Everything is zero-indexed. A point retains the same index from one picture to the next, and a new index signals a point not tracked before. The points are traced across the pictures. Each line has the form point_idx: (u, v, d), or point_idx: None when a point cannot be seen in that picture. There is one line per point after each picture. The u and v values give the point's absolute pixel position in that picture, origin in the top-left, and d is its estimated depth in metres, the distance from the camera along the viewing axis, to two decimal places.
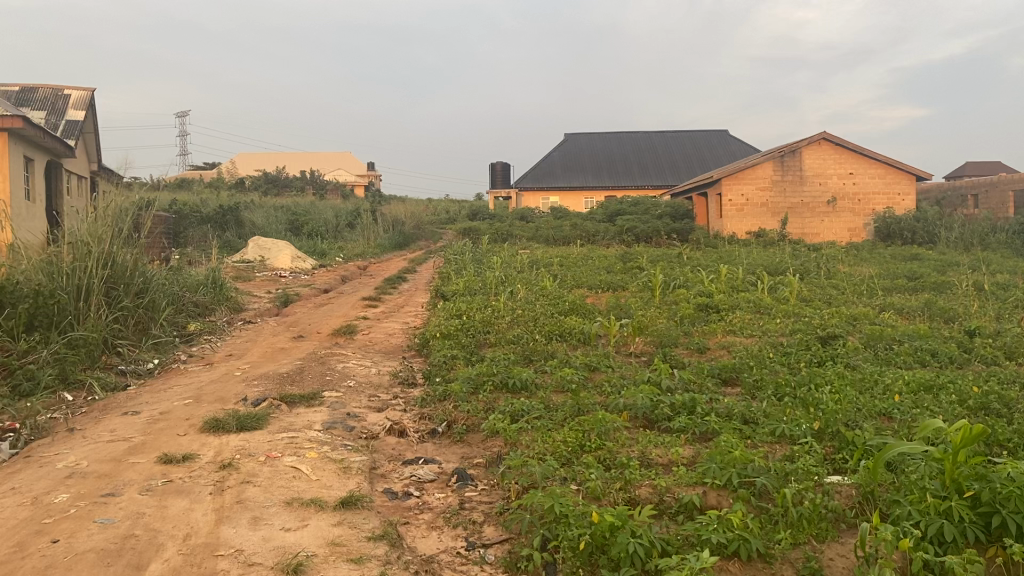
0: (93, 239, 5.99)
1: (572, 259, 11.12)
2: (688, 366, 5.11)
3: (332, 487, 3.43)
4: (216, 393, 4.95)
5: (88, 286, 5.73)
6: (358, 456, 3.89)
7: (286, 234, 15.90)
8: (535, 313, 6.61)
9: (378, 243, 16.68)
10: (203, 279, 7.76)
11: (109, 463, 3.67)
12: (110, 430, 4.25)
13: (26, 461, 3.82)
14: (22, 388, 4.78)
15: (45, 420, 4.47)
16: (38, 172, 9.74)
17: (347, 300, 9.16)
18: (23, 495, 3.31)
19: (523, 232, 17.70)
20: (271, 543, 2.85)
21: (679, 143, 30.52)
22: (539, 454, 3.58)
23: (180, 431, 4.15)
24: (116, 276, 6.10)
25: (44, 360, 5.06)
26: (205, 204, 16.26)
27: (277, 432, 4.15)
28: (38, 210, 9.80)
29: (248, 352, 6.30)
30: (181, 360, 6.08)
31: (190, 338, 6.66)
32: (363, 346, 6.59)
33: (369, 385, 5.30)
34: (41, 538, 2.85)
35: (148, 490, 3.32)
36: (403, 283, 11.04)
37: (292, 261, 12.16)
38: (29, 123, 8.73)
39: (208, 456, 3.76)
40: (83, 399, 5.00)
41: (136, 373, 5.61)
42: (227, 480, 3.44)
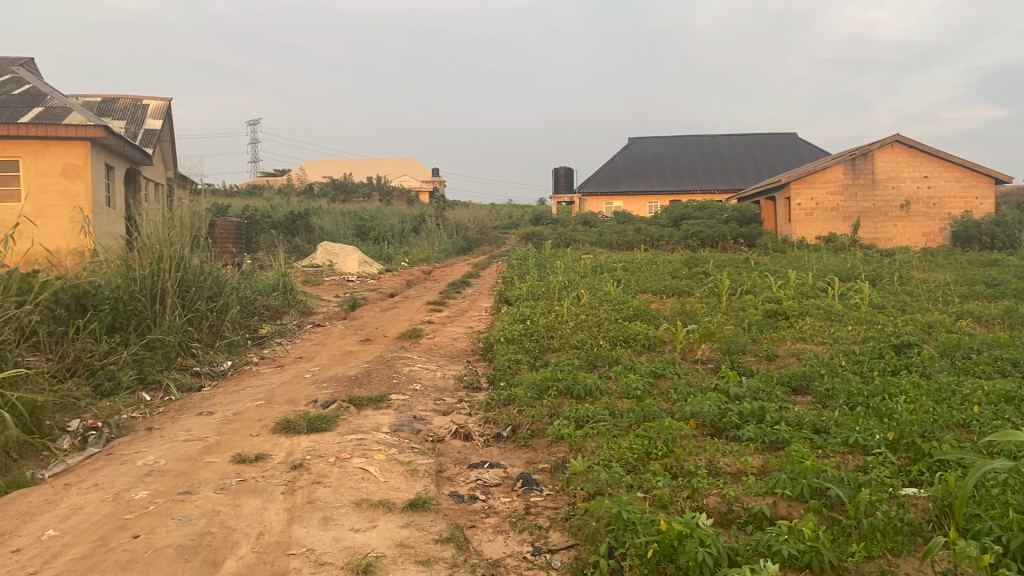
0: (167, 244, 6.17)
1: (638, 264, 11.05)
2: (756, 373, 5.03)
3: (399, 489, 3.47)
4: (287, 394, 5.07)
5: (162, 290, 5.92)
6: (424, 459, 3.93)
7: (352, 239, 16.16)
8: (600, 318, 6.59)
9: (442, 248, 16.84)
10: (273, 284, 7.95)
11: (186, 462, 3.78)
12: (186, 429, 4.39)
13: (108, 459, 3.98)
14: (103, 387, 4.97)
15: (126, 419, 4.65)
16: (118, 180, 10.11)
17: (412, 304, 9.27)
18: (105, 491, 3.44)
19: (587, 237, 17.64)
20: (341, 543, 2.90)
21: (746, 146, 30.06)
22: (605, 460, 3.56)
23: (253, 431, 4.26)
24: (190, 281, 6.27)
25: (123, 361, 5.26)
26: (275, 210, 16.65)
27: (346, 434, 4.23)
28: (118, 216, 10.17)
29: (317, 355, 6.44)
30: (253, 362, 6.25)
31: (262, 341, 6.83)
32: (428, 350, 6.66)
33: (436, 389, 5.35)
34: (123, 534, 2.96)
35: (222, 489, 3.41)
36: (467, 288, 11.12)
37: (359, 266, 12.36)
38: (111, 133, 9.08)
39: (280, 456, 3.84)
40: (161, 398, 5.18)
41: (210, 374, 5.78)
42: (298, 480, 3.51)
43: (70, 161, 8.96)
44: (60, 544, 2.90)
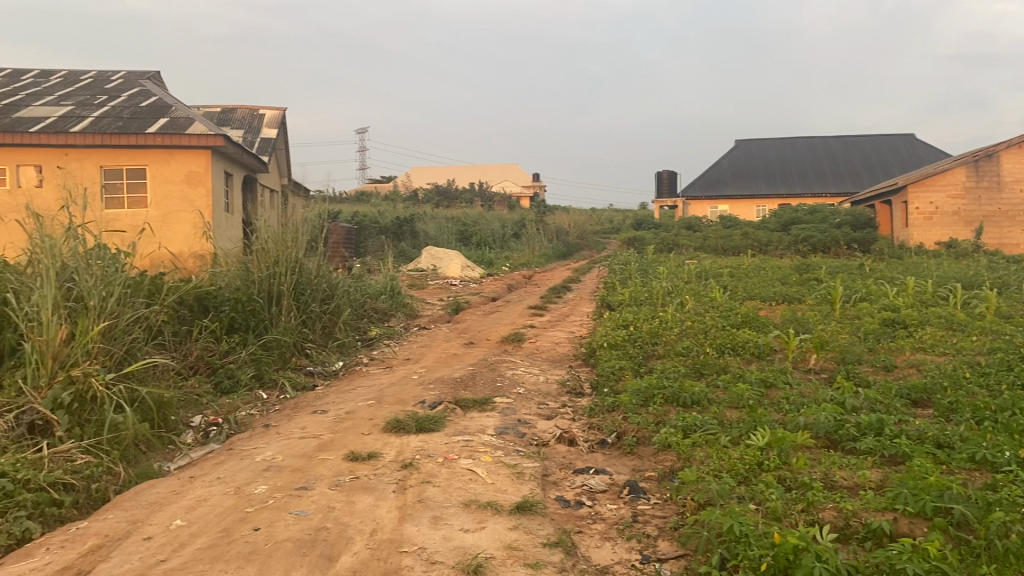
0: (284, 248, 6.42)
1: (744, 269, 10.80)
2: (873, 385, 4.83)
3: (506, 491, 3.50)
4: (395, 395, 5.18)
5: (279, 292, 6.16)
6: (530, 462, 3.94)
7: (456, 244, 16.40)
8: (707, 325, 6.47)
9: (543, 252, 16.89)
10: (381, 287, 8.16)
11: (302, 458, 3.92)
12: (300, 427, 4.55)
13: (229, 453, 4.16)
14: (224, 385, 5.22)
15: (245, 416, 4.86)
16: (237, 186, 10.57)
17: (514, 309, 9.33)
18: (228, 484, 3.60)
19: (690, 242, 17.37)
20: (451, 542, 2.95)
21: (860, 147, 28.98)
22: (714, 470, 3.50)
23: (364, 430, 4.37)
24: (304, 283, 6.50)
25: (242, 360, 5.50)
26: (382, 215, 17.08)
27: (453, 435, 4.29)
28: (236, 221, 10.63)
29: (423, 357, 6.56)
30: (363, 363, 6.42)
31: (371, 342, 7.01)
32: (531, 354, 6.69)
33: (539, 393, 5.36)
34: (245, 525, 3.09)
35: (336, 485, 3.52)
36: (568, 292, 11.11)
37: (462, 270, 12.53)
38: (230, 142, 9.51)
39: (390, 455, 3.93)
40: (276, 396, 5.38)
41: (322, 374, 5.97)
42: (408, 479, 3.59)
43: (193, 169, 9.41)
44: (186, 533, 3.06)
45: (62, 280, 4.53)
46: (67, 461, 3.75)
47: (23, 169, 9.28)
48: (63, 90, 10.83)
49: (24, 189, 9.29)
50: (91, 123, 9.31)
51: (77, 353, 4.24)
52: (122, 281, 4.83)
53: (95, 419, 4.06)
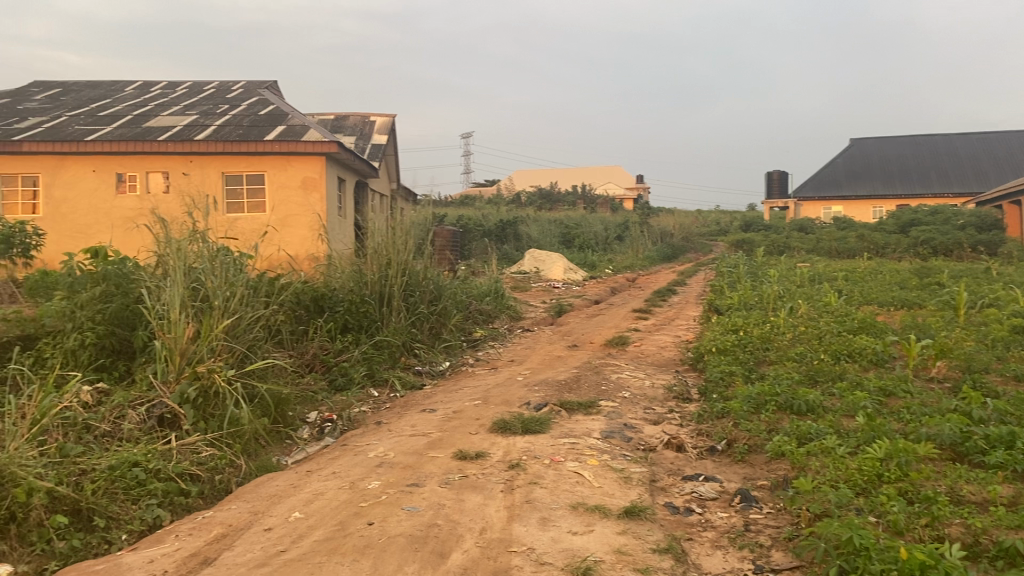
0: (395, 250, 6.57)
1: (860, 273, 10.40)
2: (1003, 395, 4.57)
3: (614, 495, 3.48)
4: (501, 396, 5.24)
5: (389, 293, 6.33)
6: (638, 467, 3.91)
7: (559, 247, 16.44)
8: (820, 330, 6.26)
9: (647, 255, 16.73)
10: (487, 289, 8.26)
11: (412, 455, 4.00)
12: (410, 424, 4.65)
13: (343, 449, 4.29)
14: (338, 382, 5.39)
15: (357, 413, 5.02)
16: (349, 190, 10.90)
17: (618, 311, 9.27)
18: (342, 479, 3.72)
19: (801, 244, 16.86)
20: (559, 544, 2.95)
21: (986, 145, 27.48)
22: (830, 481, 3.39)
23: (471, 430, 4.43)
24: (414, 285, 6.64)
25: (355, 359, 5.67)
26: (486, 218, 17.28)
27: (559, 437, 4.30)
28: (347, 225, 10.97)
29: (528, 359, 6.60)
30: (469, 363, 6.51)
31: (477, 343, 7.10)
32: (636, 357, 6.63)
33: (645, 397, 5.31)
34: (359, 520, 3.18)
35: (446, 483, 3.58)
36: (673, 296, 10.96)
37: (565, 273, 12.54)
38: (343, 149, 9.81)
39: (498, 455, 3.97)
40: (387, 394, 5.51)
41: (430, 374, 6.08)
42: (516, 479, 3.62)
43: (308, 174, 9.73)
44: (304, 525, 3.17)
45: (189, 280, 4.77)
46: (194, 453, 3.94)
47: (152, 176, 9.84)
48: (188, 100, 11.42)
49: (153, 194, 9.84)
50: (213, 132, 9.80)
51: (202, 350, 4.46)
52: (244, 282, 5.04)
53: (218, 414, 4.25)
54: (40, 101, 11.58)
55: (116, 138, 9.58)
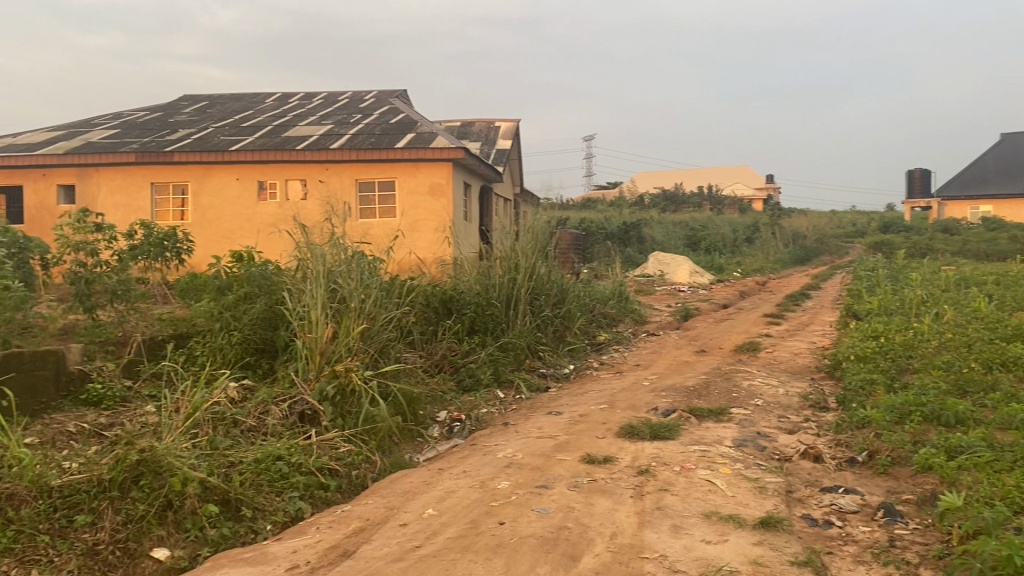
0: (521, 254, 6.61)
1: (1014, 277, 9.72)
2: None
3: (748, 505, 3.39)
4: (628, 400, 5.19)
5: (515, 296, 6.37)
6: (772, 477, 3.79)
7: (684, 249, 16.17)
8: (970, 338, 5.89)
9: (777, 258, 16.22)
10: (611, 292, 8.22)
11: (541, 457, 4.02)
12: (538, 426, 4.68)
13: (472, 448, 4.36)
14: (465, 383, 5.48)
15: (485, 413, 5.09)
16: (474, 195, 11.08)
17: (747, 316, 9.03)
18: (472, 478, 3.78)
19: (946, 246, 15.94)
20: (693, 552, 2.90)
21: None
22: (985, 498, 3.18)
23: (599, 433, 4.41)
24: (539, 288, 6.66)
25: (482, 361, 5.74)
26: (609, 221, 17.19)
27: (689, 444, 4.22)
28: (472, 228, 11.13)
29: (654, 363, 6.52)
30: (594, 367, 6.49)
31: (601, 347, 7.08)
32: (768, 364, 6.44)
33: (779, 405, 5.15)
34: (491, 519, 3.22)
35: (575, 486, 3.58)
36: (806, 300, 10.58)
37: (691, 276, 12.32)
38: (469, 154, 9.99)
39: (626, 460, 3.94)
40: (513, 396, 5.57)
41: (555, 376, 6.11)
42: (646, 485, 3.58)
43: (436, 180, 9.97)
44: (438, 522, 3.24)
45: (328, 283, 4.98)
46: (332, 448, 4.11)
47: (290, 184, 10.33)
48: (323, 110, 11.92)
49: (291, 201, 10.32)
50: (347, 140, 10.18)
51: (341, 350, 4.68)
52: (378, 284, 5.20)
53: (354, 411, 4.41)
54: (189, 115, 12.34)
55: (258, 148, 10.11)
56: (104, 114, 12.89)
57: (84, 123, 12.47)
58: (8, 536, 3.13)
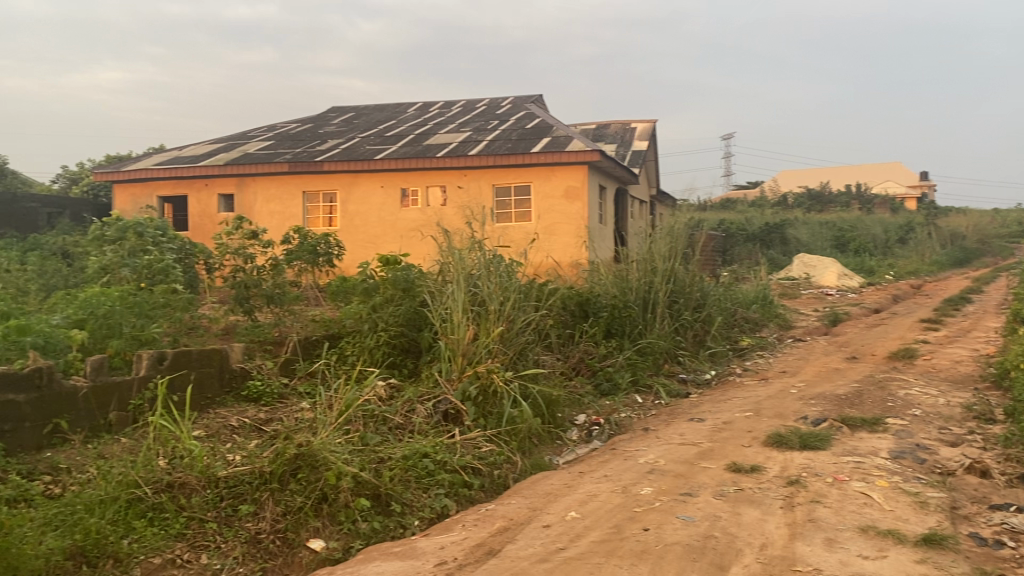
0: (660, 256, 6.54)
1: None
2: None
3: (909, 521, 3.21)
4: (774, 408, 5.03)
5: (654, 299, 6.31)
6: (934, 492, 3.58)
7: (831, 251, 15.50)
8: None
9: (934, 259, 15.29)
10: (753, 296, 7.99)
11: (684, 464, 3.96)
12: (680, 433, 4.60)
13: (613, 453, 4.35)
14: (603, 387, 5.47)
15: (625, 418, 5.06)
16: (610, 198, 11.03)
17: (902, 322, 8.55)
18: (615, 482, 3.76)
19: None
20: (849, 568, 2.77)
21: None
22: None
23: (745, 442, 4.30)
24: (678, 291, 6.56)
25: (619, 364, 5.71)
26: (750, 222, 16.71)
27: (842, 455, 4.04)
28: (608, 231, 11.09)
29: (801, 370, 6.28)
30: (736, 373, 6.33)
31: (744, 352, 6.89)
32: (926, 372, 6.08)
33: (940, 417, 4.84)
34: (635, 524, 3.19)
35: (721, 495, 3.50)
36: (967, 304, 9.90)
37: (839, 278, 11.79)
38: (605, 157, 9.94)
39: (774, 469, 3.82)
40: (652, 401, 5.50)
41: (695, 382, 5.99)
42: (796, 496, 3.45)
43: (571, 183, 9.99)
44: (581, 525, 3.24)
45: (468, 286, 5.10)
46: (474, 447, 4.19)
47: (430, 190, 10.61)
48: (461, 117, 12.18)
49: (432, 207, 10.60)
50: (485, 146, 10.38)
51: (481, 351, 4.77)
52: (516, 286, 5.24)
53: (496, 411, 4.49)
54: (337, 125, 12.92)
55: (401, 156, 10.47)
56: (260, 127, 13.68)
57: (242, 136, 13.29)
58: (181, 523, 3.37)
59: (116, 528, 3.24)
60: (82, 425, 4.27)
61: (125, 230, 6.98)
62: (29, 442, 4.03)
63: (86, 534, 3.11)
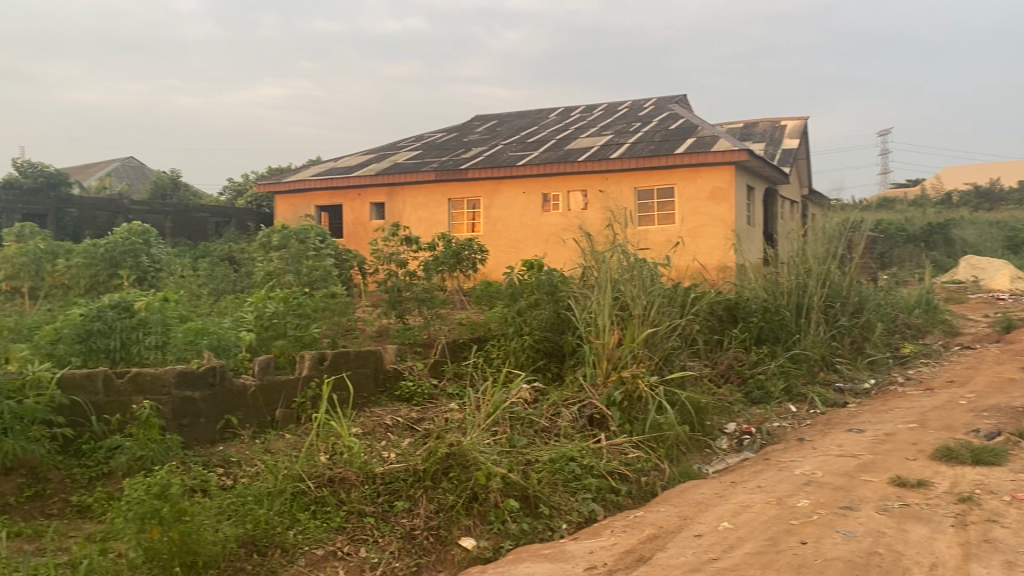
0: (814, 259, 6.30)
1: None
2: None
3: None
4: (942, 420, 4.73)
5: (808, 305, 6.07)
6: None
7: (1004, 252, 14.41)
8: None
9: None
10: (915, 301, 7.55)
11: (843, 477, 3.79)
12: (837, 443, 4.41)
13: (766, 463, 4.22)
14: (754, 395, 5.32)
15: (778, 428, 4.90)
16: (758, 199, 10.70)
17: None
18: (769, 493, 3.64)
19: None
20: None
21: None
22: None
23: (909, 455, 4.07)
24: (834, 295, 6.29)
25: (771, 372, 5.53)
26: (911, 223, 15.79)
27: (1021, 471, 3.75)
28: (756, 234, 10.77)
29: (971, 380, 5.88)
30: (898, 382, 5.99)
31: (906, 360, 6.51)
32: None
33: None
34: (792, 537, 3.09)
35: (885, 510, 3.33)
36: None
37: (1012, 281, 10.95)
38: (753, 156, 9.64)
39: (944, 485, 3.59)
40: (806, 411, 5.29)
41: (853, 391, 5.71)
42: (969, 514, 3.23)
43: (717, 185, 9.76)
44: (735, 536, 3.17)
45: (613, 291, 5.08)
46: (621, 453, 4.17)
47: (572, 195, 10.65)
48: (603, 121, 12.16)
49: (573, 211, 10.62)
50: (628, 149, 10.32)
51: (626, 356, 4.74)
52: (660, 291, 5.15)
53: (642, 417, 4.45)
54: (481, 133, 13.21)
55: (543, 161, 10.59)
56: (408, 137, 14.18)
57: (391, 147, 13.82)
58: (341, 516, 3.54)
59: (283, 519, 3.44)
60: (251, 421, 4.57)
61: (288, 238, 7.39)
62: (204, 436, 4.36)
63: (257, 524, 3.32)
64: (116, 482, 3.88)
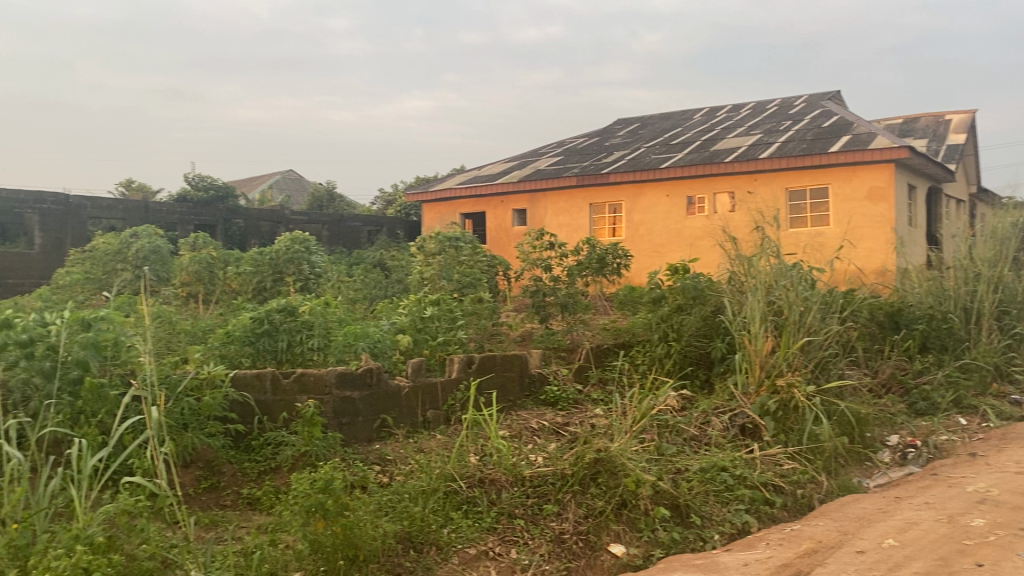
0: (985, 261, 5.89)
1: None
2: None
3: None
4: None
5: (980, 311, 5.69)
6: None
7: None
8: None
9: None
10: None
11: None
12: (1015, 460, 4.10)
13: (935, 479, 3.98)
14: (918, 406, 5.03)
15: (946, 441, 4.62)
16: (920, 199, 10.10)
17: None
18: (940, 511, 3.44)
19: None
20: None
21: None
22: None
23: None
24: (1008, 300, 5.85)
25: (938, 382, 5.21)
26: None
27: None
28: (918, 235, 10.18)
29: None
30: None
31: None
32: None
33: None
34: (966, 559, 2.90)
35: None
36: None
37: None
38: (915, 153, 9.12)
39: None
40: (977, 424, 4.96)
41: None
42: None
43: (875, 184, 9.29)
44: (902, 554, 3.01)
45: (767, 297, 4.93)
46: (776, 464, 4.05)
47: (717, 197, 10.42)
48: (751, 121, 11.82)
49: (719, 214, 10.38)
50: (777, 148, 9.99)
51: (780, 364, 4.61)
52: (817, 296, 4.96)
53: (797, 428, 4.29)
54: (623, 137, 13.15)
55: (689, 163, 10.42)
56: (549, 144, 14.32)
57: (533, 153, 13.99)
58: (492, 517, 3.62)
59: (437, 517, 3.54)
60: (404, 421, 4.74)
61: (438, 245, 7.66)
62: (362, 434, 4.56)
63: (412, 521, 3.43)
64: (282, 476, 4.12)
